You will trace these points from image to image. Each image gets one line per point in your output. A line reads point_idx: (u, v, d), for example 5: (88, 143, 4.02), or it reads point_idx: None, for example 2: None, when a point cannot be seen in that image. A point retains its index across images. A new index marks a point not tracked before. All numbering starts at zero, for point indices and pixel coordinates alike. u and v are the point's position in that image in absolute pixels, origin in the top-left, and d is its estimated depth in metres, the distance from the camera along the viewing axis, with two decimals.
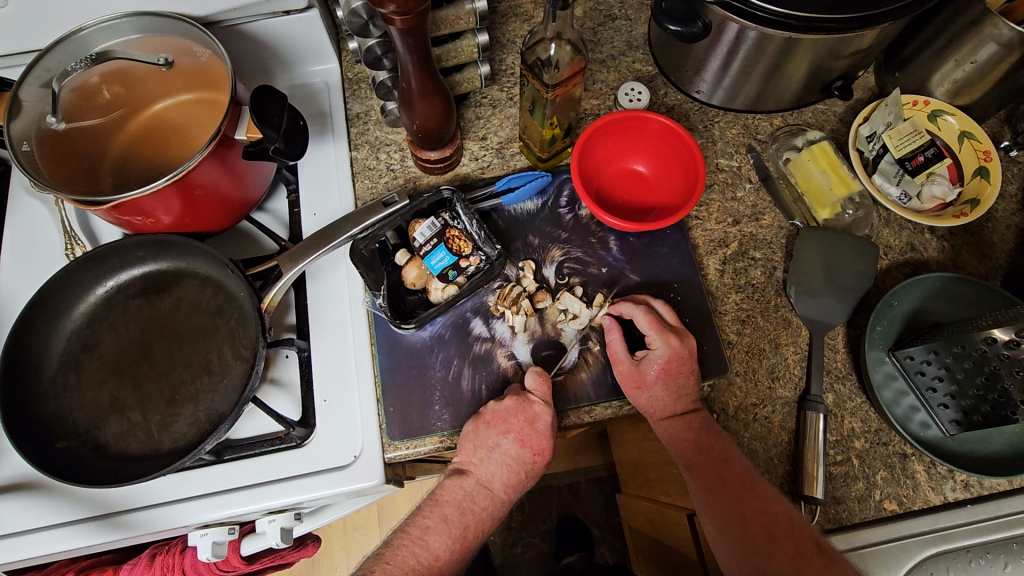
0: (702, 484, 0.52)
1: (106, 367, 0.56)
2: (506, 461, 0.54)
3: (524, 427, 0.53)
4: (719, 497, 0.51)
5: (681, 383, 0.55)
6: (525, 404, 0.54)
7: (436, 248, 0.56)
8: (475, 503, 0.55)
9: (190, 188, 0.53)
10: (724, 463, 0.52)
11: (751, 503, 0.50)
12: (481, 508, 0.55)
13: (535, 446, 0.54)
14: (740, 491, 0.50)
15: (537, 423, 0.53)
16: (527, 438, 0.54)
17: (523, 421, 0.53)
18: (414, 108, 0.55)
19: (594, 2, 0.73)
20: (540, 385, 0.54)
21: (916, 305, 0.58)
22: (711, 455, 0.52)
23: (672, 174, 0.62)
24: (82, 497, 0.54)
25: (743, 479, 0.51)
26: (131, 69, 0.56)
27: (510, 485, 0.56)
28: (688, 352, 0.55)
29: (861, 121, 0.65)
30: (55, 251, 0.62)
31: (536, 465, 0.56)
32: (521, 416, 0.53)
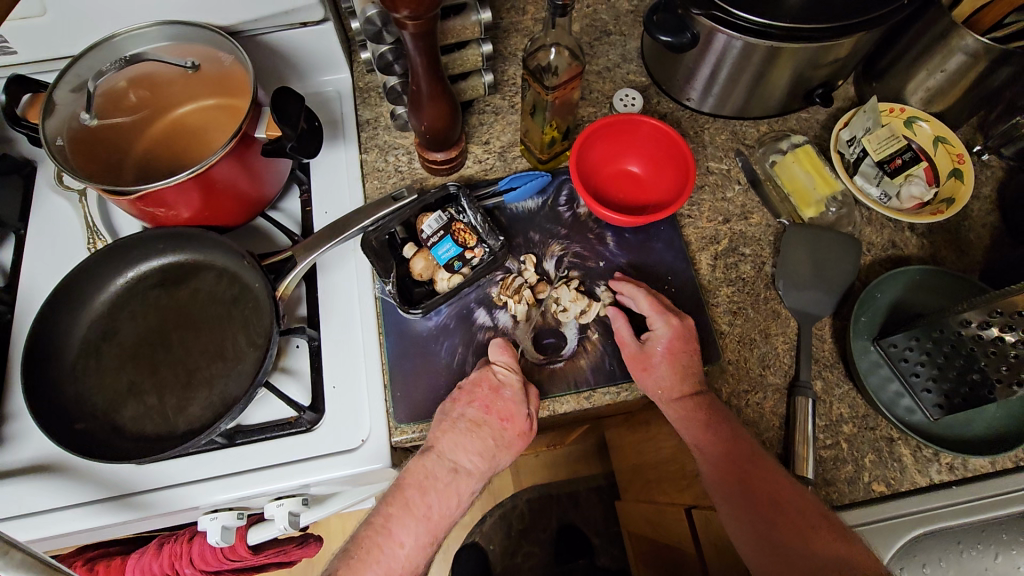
0: (711, 464, 0.54)
1: (125, 354, 0.58)
2: (477, 433, 0.55)
3: (487, 395, 0.55)
4: (722, 465, 0.53)
5: (687, 367, 0.57)
6: (489, 375, 0.56)
7: (443, 239, 0.60)
8: (435, 483, 0.54)
9: (210, 182, 0.56)
10: (729, 436, 0.54)
11: (756, 471, 0.52)
12: (446, 480, 0.54)
13: (505, 411, 0.55)
14: (746, 468, 0.53)
15: (499, 389, 0.55)
16: (490, 405, 0.55)
17: (484, 390, 0.55)
18: (423, 110, 0.59)
19: (590, 20, 0.79)
20: (504, 351, 0.57)
21: (899, 296, 0.61)
22: (715, 427, 0.55)
23: (663, 171, 0.65)
24: (97, 479, 0.56)
25: (748, 452, 0.54)
26: (160, 73, 0.60)
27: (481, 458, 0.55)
28: (689, 337, 0.58)
29: (841, 126, 0.69)
30: (76, 245, 0.65)
31: (508, 433, 0.56)
32: (482, 384, 0.56)
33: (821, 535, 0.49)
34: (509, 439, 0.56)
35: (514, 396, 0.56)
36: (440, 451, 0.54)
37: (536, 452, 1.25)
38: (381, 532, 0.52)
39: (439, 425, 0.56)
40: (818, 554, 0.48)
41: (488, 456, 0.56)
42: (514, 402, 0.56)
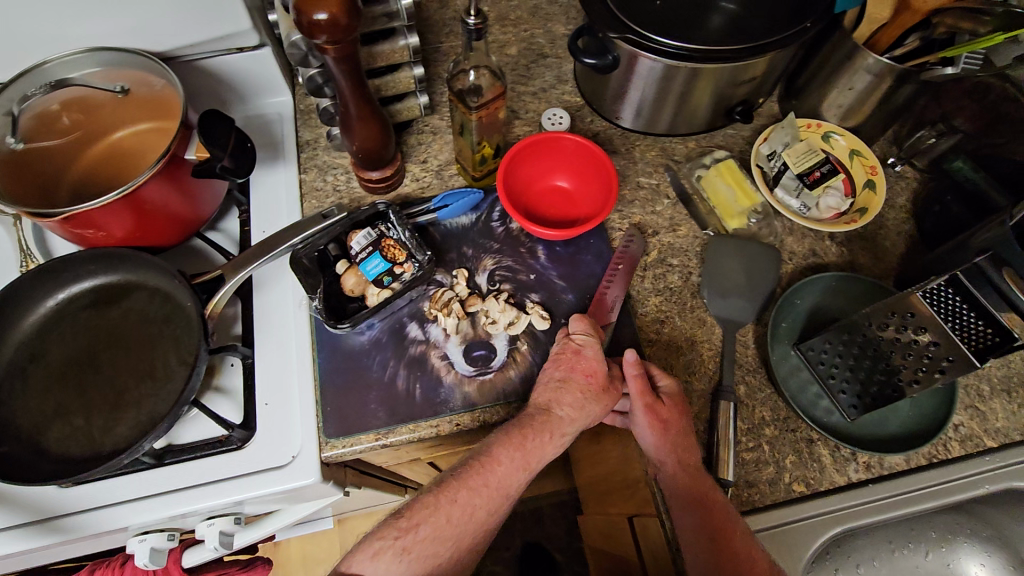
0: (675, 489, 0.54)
1: (52, 375, 0.58)
2: (579, 392, 0.56)
3: (572, 358, 0.57)
4: (683, 497, 0.54)
5: (678, 429, 0.56)
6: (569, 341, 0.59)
7: (371, 255, 0.61)
8: (531, 425, 0.54)
9: (139, 203, 0.57)
10: (697, 473, 0.55)
11: (712, 510, 0.53)
12: (541, 425, 0.54)
13: (595, 377, 0.57)
14: (703, 495, 0.53)
15: (587, 356, 0.57)
16: (573, 363, 0.57)
17: (573, 356, 0.58)
18: (353, 131, 0.61)
19: (526, 43, 0.82)
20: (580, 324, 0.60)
21: (817, 301, 0.64)
22: (688, 466, 0.55)
23: (590, 184, 0.68)
24: (20, 503, 0.55)
25: (702, 480, 0.55)
26: (90, 97, 0.61)
27: (578, 405, 0.55)
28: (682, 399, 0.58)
29: (762, 141, 0.73)
30: (9, 269, 0.65)
31: (599, 387, 0.57)
32: (569, 351, 0.58)
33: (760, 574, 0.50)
34: (598, 395, 0.57)
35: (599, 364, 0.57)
36: (545, 403, 0.56)
37: None
38: (479, 456, 0.53)
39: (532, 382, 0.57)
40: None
41: (580, 408, 0.56)
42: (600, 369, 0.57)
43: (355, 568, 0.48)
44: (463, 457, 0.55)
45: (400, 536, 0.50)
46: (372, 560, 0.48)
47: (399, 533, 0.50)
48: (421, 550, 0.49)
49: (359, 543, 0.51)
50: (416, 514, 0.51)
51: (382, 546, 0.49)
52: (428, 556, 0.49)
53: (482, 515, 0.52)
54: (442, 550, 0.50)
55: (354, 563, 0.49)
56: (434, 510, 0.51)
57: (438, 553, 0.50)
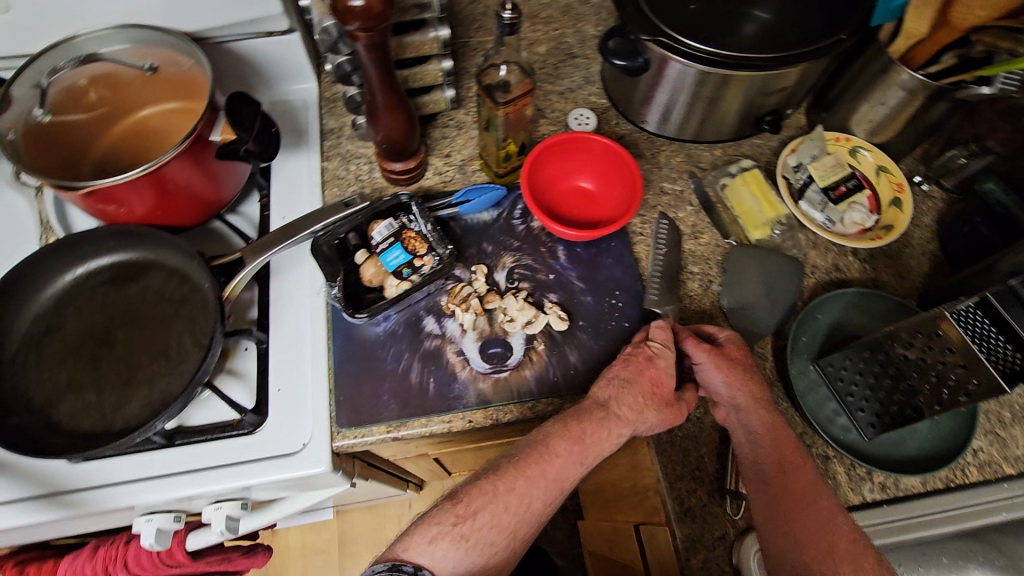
0: (754, 432, 0.54)
1: (67, 349, 0.58)
2: (648, 399, 0.55)
3: (641, 362, 0.56)
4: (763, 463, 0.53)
5: (744, 368, 0.56)
6: (640, 350, 0.57)
7: (392, 246, 0.61)
8: (590, 420, 0.53)
9: (162, 182, 0.57)
10: (779, 437, 0.54)
11: (792, 479, 0.51)
12: (600, 424, 0.53)
13: (664, 386, 0.56)
14: (779, 452, 0.53)
15: (660, 363, 0.56)
16: (642, 367, 0.56)
17: (645, 364, 0.56)
18: (379, 120, 0.60)
19: (555, 43, 0.82)
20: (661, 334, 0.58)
21: (838, 317, 0.63)
22: (770, 433, 0.54)
23: (614, 187, 0.67)
24: (29, 475, 0.55)
25: (782, 427, 0.54)
26: (119, 74, 0.61)
27: (642, 410, 0.55)
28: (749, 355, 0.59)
29: (789, 152, 0.72)
30: (28, 240, 0.65)
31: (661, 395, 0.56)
32: (642, 359, 0.56)
33: (835, 521, 0.50)
34: (660, 403, 0.55)
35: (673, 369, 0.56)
36: (609, 407, 0.54)
37: None
38: (538, 444, 0.53)
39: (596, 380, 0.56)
40: (823, 540, 0.49)
41: (639, 413, 0.54)
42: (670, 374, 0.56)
43: (413, 553, 0.49)
44: (523, 441, 0.54)
45: (457, 523, 0.50)
46: (430, 545, 0.49)
47: (457, 519, 0.50)
48: (477, 538, 0.50)
49: (416, 523, 0.51)
50: (473, 500, 0.51)
51: (440, 531, 0.49)
52: (485, 543, 0.50)
53: (537, 506, 0.52)
54: (497, 538, 0.50)
55: (411, 546, 0.49)
56: (491, 498, 0.51)
57: (494, 541, 0.50)
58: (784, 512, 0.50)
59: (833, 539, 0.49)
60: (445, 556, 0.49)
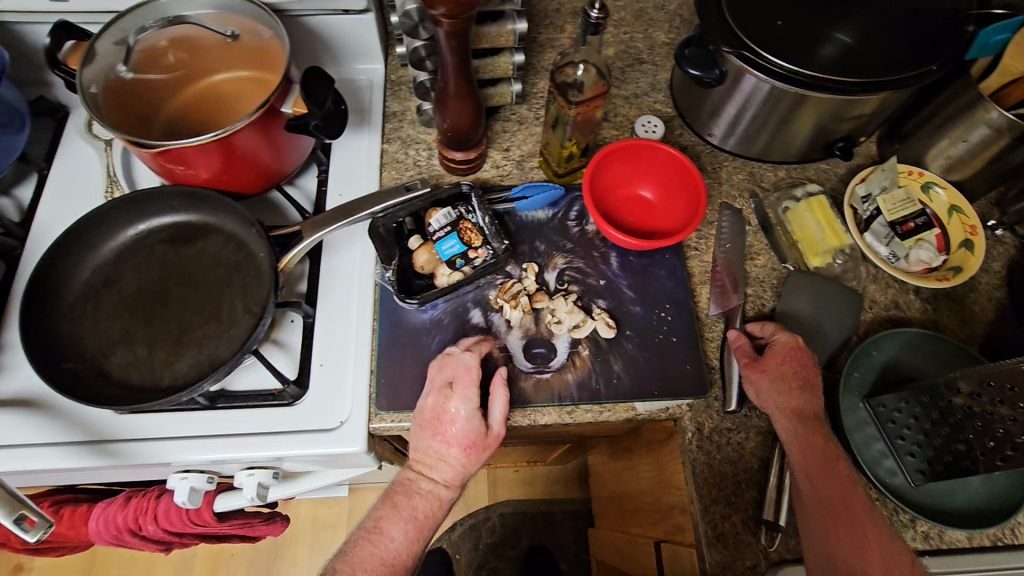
0: (790, 432, 0.54)
1: (123, 302, 0.59)
2: (444, 454, 0.54)
3: (438, 421, 0.54)
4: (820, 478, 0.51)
5: (786, 376, 0.55)
6: (442, 399, 0.54)
7: (448, 235, 0.61)
8: (416, 494, 0.53)
9: (232, 148, 0.58)
10: (833, 456, 0.52)
11: (848, 499, 0.49)
12: (427, 496, 0.54)
13: (466, 439, 0.53)
14: (834, 471, 0.51)
15: (456, 420, 0.53)
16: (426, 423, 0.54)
17: (444, 423, 0.54)
18: (447, 108, 0.60)
19: (625, 46, 0.80)
20: (446, 367, 0.56)
21: (895, 355, 0.61)
22: (822, 450, 0.52)
23: (675, 199, 0.66)
24: (75, 421, 0.56)
25: (821, 428, 0.54)
26: (200, 38, 0.62)
27: (455, 474, 0.54)
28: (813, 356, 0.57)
29: (858, 181, 0.70)
30: (94, 192, 0.67)
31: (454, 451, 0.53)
32: (443, 417, 0.54)
33: (869, 525, 0.48)
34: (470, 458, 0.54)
35: (464, 420, 0.53)
36: (420, 470, 0.54)
37: (516, 466, 1.24)
38: (370, 536, 0.52)
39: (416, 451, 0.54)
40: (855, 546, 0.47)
41: (459, 474, 0.54)
42: (469, 427, 0.53)
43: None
44: (353, 533, 0.53)
45: None
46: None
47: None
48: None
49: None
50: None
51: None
52: None
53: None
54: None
55: None
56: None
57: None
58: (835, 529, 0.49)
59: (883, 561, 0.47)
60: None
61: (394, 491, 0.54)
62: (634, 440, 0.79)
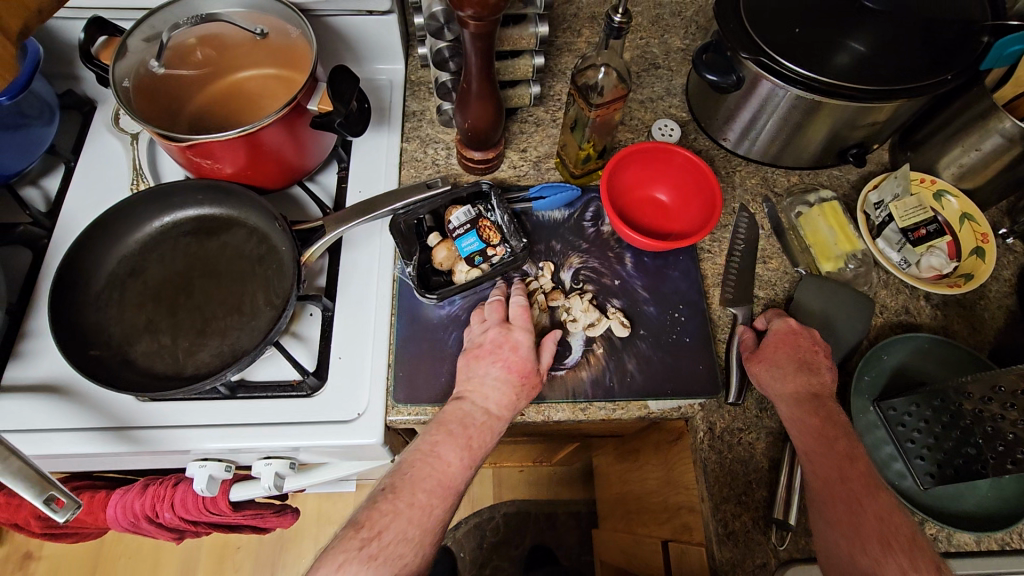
0: (792, 414, 0.55)
1: (147, 292, 0.60)
2: (500, 383, 0.54)
3: (501, 351, 0.56)
4: (819, 464, 0.52)
5: (783, 359, 0.57)
6: (501, 337, 0.57)
7: (468, 232, 0.62)
8: (472, 424, 0.53)
9: (258, 144, 0.59)
10: (832, 439, 0.52)
11: (853, 481, 0.50)
12: (481, 425, 0.53)
13: (522, 368, 0.55)
14: (835, 455, 0.51)
15: (520, 349, 0.56)
16: (487, 351, 0.56)
17: (506, 350, 0.56)
18: (469, 107, 0.61)
19: (640, 51, 0.82)
20: (499, 309, 0.59)
21: (905, 360, 0.61)
22: (818, 431, 0.53)
23: (691, 203, 0.67)
24: (99, 407, 0.57)
25: (819, 406, 0.55)
26: (229, 35, 0.63)
27: (509, 401, 0.54)
28: (811, 334, 0.59)
29: (871, 188, 0.71)
30: (119, 184, 0.68)
31: (515, 380, 0.55)
32: (505, 345, 0.56)
33: (865, 493, 0.49)
34: (521, 386, 0.55)
35: (526, 348, 0.56)
36: (473, 400, 0.54)
37: (521, 466, 1.25)
38: (427, 458, 0.51)
39: (470, 380, 0.55)
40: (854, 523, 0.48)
41: (508, 404, 0.54)
42: (528, 355, 0.56)
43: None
44: (404, 458, 0.52)
45: (364, 544, 0.46)
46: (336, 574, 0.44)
47: (363, 542, 0.46)
48: (388, 556, 0.46)
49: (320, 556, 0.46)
50: (378, 521, 0.47)
51: (347, 557, 0.45)
52: (395, 559, 0.46)
53: (439, 514, 0.49)
54: (408, 551, 0.47)
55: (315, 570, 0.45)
56: (396, 516, 0.48)
57: (406, 557, 0.46)
58: (841, 513, 0.49)
59: (892, 542, 0.47)
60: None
61: (446, 419, 0.53)
62: (642, 440, 0.79)
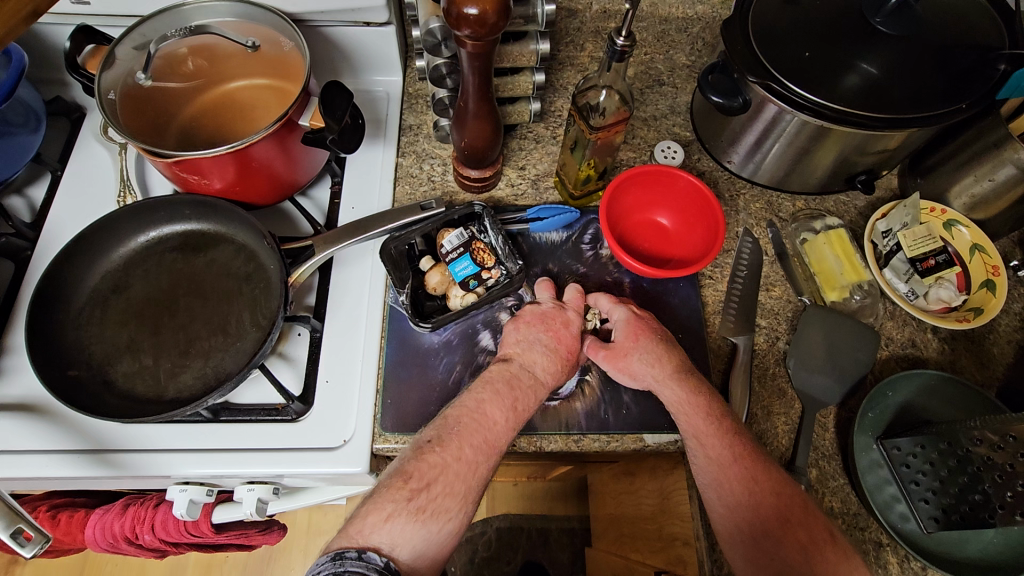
0: (691, 422, 0.53)
1: (131, 310, 0.59)
2: (548, 353, 0.56)
3: (557, 322, 0.58)
4: (729, 471, 0.51)
5: (678, 354, 0.57)
6: (559, 312, 0.59)
7: (461, 256, 0.60)
8: (520, 385, 0.53)
9: (247, 160, 0.57)
10: (737, 441, 0.52)
11: (766, 483, 0.50)
12: (528, 388, 0.54)
13: (570, 344, 0.57)
14: (748, 461, 0.51)
15: (571, 326, 0.58)
16: (536, 318, 0.58)
17: (558, 323, 0.58)
18: (466, 126, 0.60)
19: (644, 67, 0.80)
20: (549, 288, 0.61)
21: (909, 398, 0.59)
22: (719, 427, 0.53)
23: (693, 229, 0.65)
24: (77, 429, 0.56)
25: (712, 402, 0.54)
26: (220, 45, 0.62)
27: (554, 371, 0.56)
28: (646, 317, 0.59)
29: (879, 216, 0.69)
30: (106, 196, 0.66)
31: (562, 352, 0.56)
32: (557, 319, 0.58)
33: (788, 498, 0.50)
34: (564, 360, 0.56)
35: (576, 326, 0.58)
36: (521, 362, 0.55)
37: (515, 481, 1.22)
38: (475, 414, 0.51)
39: (516, 344, 0.56)
40: (809, 551, 0.47)
41: (550, 372, 0.55)
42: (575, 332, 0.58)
43: (367, 534, 0.44)
44: (443, 417, 0.52)
45: (413, 497, 0.46)
46: (385, 524, 0.44)
47: (412, 493, 0.46)
48: (435, 509, 0.46)
49: (367, 502, 0.46)
50: (427, 472, 0.47)
51: (396, 508, 0.45)
52: (445, 512, 0.46)
53: (484, 472, 0.49)
54: (454, 506, 0.47)
55: (364, 527, 0.44)
56: (444, 469, 0.48)
57: (451, 512, 0.47)
58: (779, 533, 0.48)
59: (823, 551, 0.47)
60: (405, 533, 0.44)
61: (493, 377, 0.54)
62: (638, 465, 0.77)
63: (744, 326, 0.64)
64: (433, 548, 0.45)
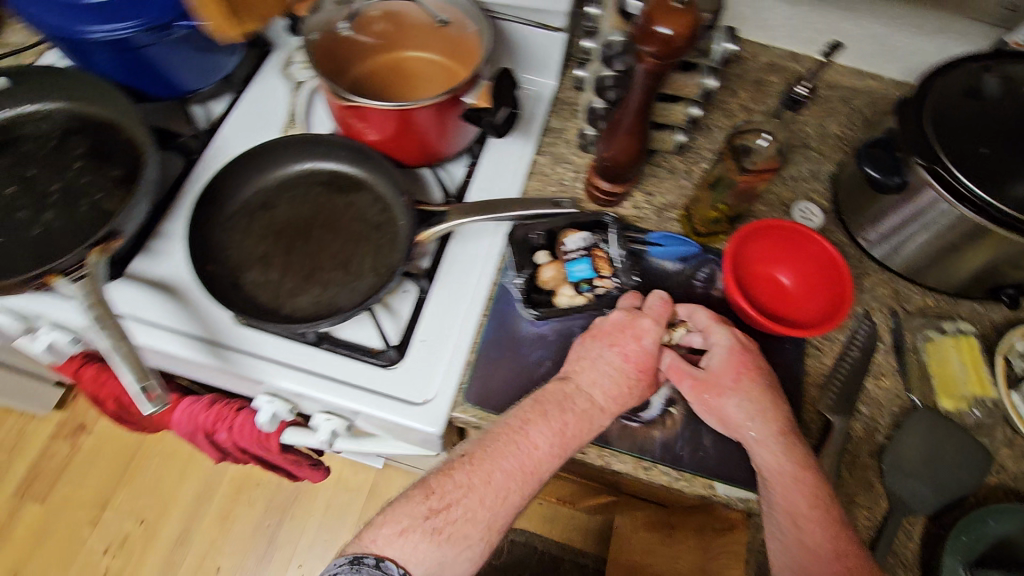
0: (786, 495, 0.52)
1: (272, 228, 0.64)
2: (613, 375, 0.56)
3: (626, 339, 0.57)
4: (827, 564, 0.49)
5: (780, 412, 0.56)
6: (628, 323, 0.58)
7: (581, 258, 0.62)
8: (571, 409, 0.53)
9: (411, 121, 0.62)
10: (841, 533, 0.50)
11: None
12: (582, 411, 0.54)
13: (641, 363, 0.56)
14: (848, 558, 0.49)
15: (643, 338, 0.57)
16: (604, 335, 0.58)
17: (626, 337, 0.57)
18: (614, 140, 0.62)
19: (795, 127, 0.79)
20: (632, 297, 0.60)
21: (1012, 532, 0.54)
22: (819, 511, 0.51)
23: (816, 294, 0.63)
24: (199, 317, 0.61)
25: (812, 479, 0.52)
26: (414, 15, 0.66)
27: (613, 399, 0.55)
28: (749, 351, 0.58)
29: (1019, 336, 0.65)
30: (273, 123, 0.73)
31: (630, 371, 0.56)
32: (628, 331, 0.58)
33: None
34: (638, 384, 0.56)
35: (649, 342, 0.57)
36: (577, 380, 0.56)
37: (542, 500, 1.21)
38: (512, 437, 0.52)
39: (579, 361, 0.57)
40: None
41: (613, 397, 0.55)
42: (648, 351, 0.57)
43: (383, 545, 0.50)
44: (491, 427, 0.54)
45: (432, 517, 0.50)
46: (399, 538, 0.49)
47: (430, 513, 0.50)
48: (454, 533, 0.50)
49: (385, 511, 0.52)
50: (447, 494, 0.51)
51: (412, 525, 0.50)
52: (464, 537, 0.50)
53: (513, 500, 0.51)
54: (474, 533, 0.50)
55: (379, 538, 0.50)
56: (468, 491, 0.50)
57: (471, 538, 0.50)
58: None
59: None
60: (418, 550, 0.49)
61: (544, 399, 0.54)
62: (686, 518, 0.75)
63: (844, 406, 0.61)
64: (448, 569, 0.49)
